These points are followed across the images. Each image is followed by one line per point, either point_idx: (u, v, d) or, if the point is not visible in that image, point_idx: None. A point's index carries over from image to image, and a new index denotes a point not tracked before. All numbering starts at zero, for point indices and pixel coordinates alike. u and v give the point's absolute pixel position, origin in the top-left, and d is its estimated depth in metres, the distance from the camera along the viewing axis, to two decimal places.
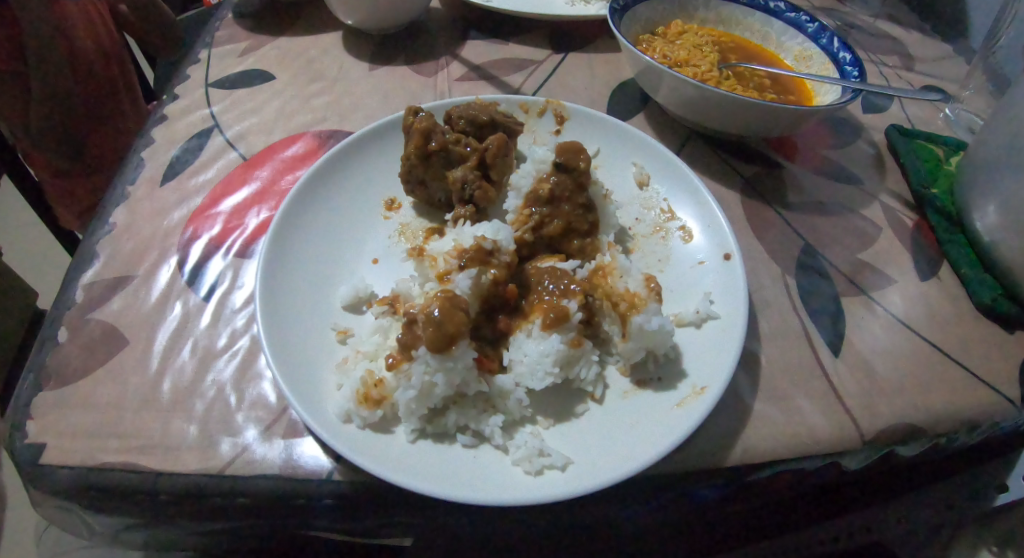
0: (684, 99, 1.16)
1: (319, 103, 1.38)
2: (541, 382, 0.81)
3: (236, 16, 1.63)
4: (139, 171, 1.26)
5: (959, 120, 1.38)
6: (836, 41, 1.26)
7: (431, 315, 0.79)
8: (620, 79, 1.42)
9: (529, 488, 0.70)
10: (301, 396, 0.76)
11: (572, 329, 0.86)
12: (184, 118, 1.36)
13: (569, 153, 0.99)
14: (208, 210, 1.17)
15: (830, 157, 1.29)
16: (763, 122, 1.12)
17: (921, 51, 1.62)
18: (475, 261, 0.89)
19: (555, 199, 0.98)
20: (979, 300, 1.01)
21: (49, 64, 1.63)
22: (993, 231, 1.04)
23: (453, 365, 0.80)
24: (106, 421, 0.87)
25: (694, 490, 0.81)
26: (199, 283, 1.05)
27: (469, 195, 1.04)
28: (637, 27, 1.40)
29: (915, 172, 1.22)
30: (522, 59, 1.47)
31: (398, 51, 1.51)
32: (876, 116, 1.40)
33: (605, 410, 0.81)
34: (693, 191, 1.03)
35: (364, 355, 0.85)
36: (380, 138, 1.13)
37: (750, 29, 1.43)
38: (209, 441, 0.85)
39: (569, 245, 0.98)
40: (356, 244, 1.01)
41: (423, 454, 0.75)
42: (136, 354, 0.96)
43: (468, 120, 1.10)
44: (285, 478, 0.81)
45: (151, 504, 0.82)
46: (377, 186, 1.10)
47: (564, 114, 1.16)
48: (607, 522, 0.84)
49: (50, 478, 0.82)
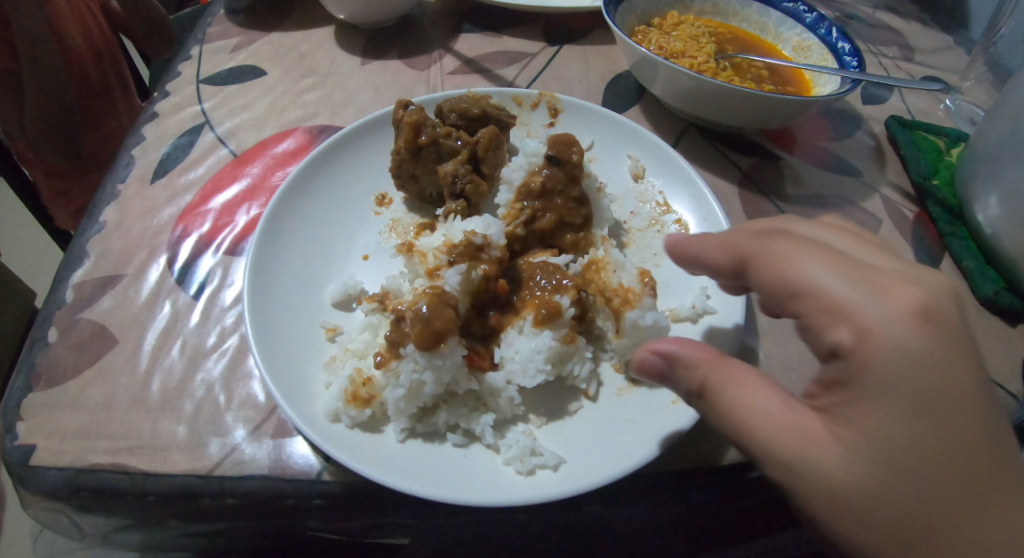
0: (680, 90, 1.14)
1: (311, 99, 1.36)
2: (533, 379, 0.80)
3: (227, 11, 1.61)
4: (129, 169, 1.25)
5: (961, 111, 1.37)
6: (835, 31, 1.24)
7: (419, 312, 0.77)
8: (616, 71, 1.40)
9: (520, 490, 0.68)
10: (289, 396, 0.75)
11: (564, 325, 0.86)
12: (175, 115, 1.35)
13: (562, 146, 0.97)
14: (198, 207, 1.15)
15: (830, 149, 1.27)
16: (760, 114, 1.11)
17: (920, 42, 1.59)
18: (465, 257, 0.87)
19: (547, 192, 0.96)
20: (981, 294, 1.00)
21: (43, 63, 1.61)
22: (995, 223, 1.02)
23: (442, 363, 0.79)
24: (96, 422, 0.86)
25: (690, 490, 0.79)
26: (189, 281, 1.04)
27: (460, 189, 1.03)
28: (632, 19, 1.38)
29: (915, 164, 1.20)
30: (517, 52, 1.45)
31: (390, 45, 1.49)
32: (876, 107, 1.38)
33: (598, 408, 0.79)
34: (689, 183, 1.01)
35: (353, 353, 0.84)
36: (371, 133, 1.11)
37: (747, 20, 1.41)
38: (198, 441, 0.83)
39: (562, 240, 0.97)
40: (346, 241, 1.00)
41: (412, 454, 0.73)
42: (125, 353, 0.94)
43: (459, 113, 1.08)
44: (274, 479, 0.80)
45: (139, 507, 0.80)
46: (368, 181, 1.08)
47: (557, 106, 1.14)
48: (600, 524, 0.82)
49: (37, 480, 0.80)
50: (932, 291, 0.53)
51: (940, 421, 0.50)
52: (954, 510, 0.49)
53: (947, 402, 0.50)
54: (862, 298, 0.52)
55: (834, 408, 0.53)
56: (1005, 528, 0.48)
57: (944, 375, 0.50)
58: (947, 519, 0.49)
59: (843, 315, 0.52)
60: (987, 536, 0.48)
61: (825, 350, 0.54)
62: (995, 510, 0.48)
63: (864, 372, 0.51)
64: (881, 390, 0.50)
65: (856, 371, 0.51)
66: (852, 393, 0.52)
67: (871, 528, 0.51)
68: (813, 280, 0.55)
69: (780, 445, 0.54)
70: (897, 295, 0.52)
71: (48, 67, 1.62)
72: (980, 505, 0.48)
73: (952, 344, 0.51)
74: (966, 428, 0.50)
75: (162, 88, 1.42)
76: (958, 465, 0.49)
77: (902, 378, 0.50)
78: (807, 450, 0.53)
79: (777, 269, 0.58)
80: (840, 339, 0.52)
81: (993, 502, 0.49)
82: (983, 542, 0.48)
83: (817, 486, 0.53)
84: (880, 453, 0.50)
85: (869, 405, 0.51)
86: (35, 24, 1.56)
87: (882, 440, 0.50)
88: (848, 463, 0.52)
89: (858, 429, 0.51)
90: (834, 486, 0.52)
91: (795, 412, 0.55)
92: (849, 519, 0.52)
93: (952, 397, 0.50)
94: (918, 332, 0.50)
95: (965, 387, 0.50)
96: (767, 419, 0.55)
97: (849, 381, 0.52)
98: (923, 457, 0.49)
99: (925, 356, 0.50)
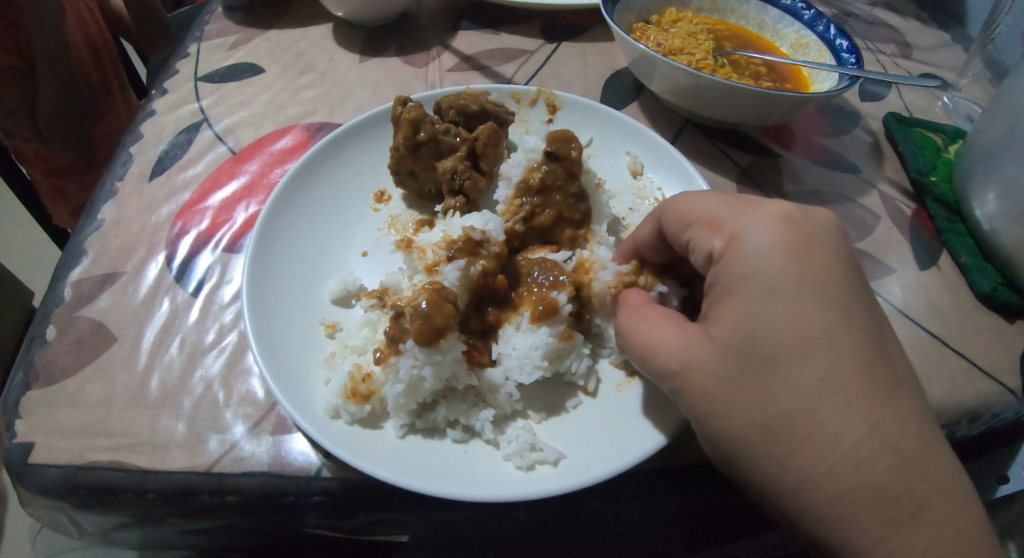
0: (679, 87, 1.14)
1: (309, 96, 1.36)
2: (531, 376, 0.80)
3: (225, 8, 1.61)
4: (128, 167, 1.24)
5: (958, 108, 1.38)
6: (833, 28, 1.24)
7: (418, 307, 0.77)
8: (614, 68, 1.40)
9: (518, 485, 0.68)
10: (289, 392, 0.75)
11: (561, 322, 0.86)
12: (173, 112, 1.34)
13: (560, 142, 0.96)
14: (197, 204, 1.15)
15: (828, 146, 1.27)
16: (759, 110, 1.10)
17: (918, 39, 1.59)
18: (464, 252, 0.87)
19: (546, 188, 0.96)
20: (979, 290, 1.00)
21: (54, 64, 1.65)
22: (992, 219, 1.03)
23: (442, 358, 0.79)
24: (95, 419, 0.86)
25: (690, 486, 0.79)
26: (187, 278, 1.04)
27: (459, 185, 1.02)
28: (630, 15, 1.38)
29: (912, 160, 1.20)
30: (515, 49, 1.45)
31: (389, 42, 1.49)
32: (874, 104, 1.38)
33: (597, 403, 0.79)
34: (687, 179, 1.00)
35: (353, 349, 0.84)
36: (370, 130, 1.11)
37: (745, 17, 1.41)
38: (197, 438, 0.83)
39: (559, 235, 0.97)
40: (345, 237, 0.99)
41: (411, 449, 0.73)
42: (124, 351, 0.94)
43: (458, 109, 1.08)
44: (274, 476, 0.80)
45: (139, 504, 0.80)
46: (367, 176, 1.08)
47: (555, 103, 1.14)
48: (598, 520, 0.82)
49: (36, 478, 0.80)
50: (802, 209, 0.67)
51: (798, 311, 0.61)
52: (803, 389, 0.59)
53: (803, 295, 0.62)
54: (734, 214, 0.67)
55: (713, 314, 0.66)
56: (847, 402, 0.58)
57: (801, 271, 0.63)
58: (798, 396, 0.59)
59: (721, 229, 0.68)
60: (831, 409, 0.58)
61: (709, 260, 0.70)
62: (842, 386, 0.59)
63: (734, 273, 0.65)
64: (745, 285, 0.64)
65: (725, 274, 0.66)
66: (724, 294, 0.66)
67: (740, 411, 0.62)
68: (700, 210, 0.71)
69: (671, 354, 0.67)
70: (763, 210, 0.67)
71: (59, 66, 1.65)
72: (827, 383, 0.59)
73: (809, 246, 0.64)
74: (817, 318, 0.61)
75: (160, 85, 1.41)
76: (812, 349, 0.60)
77: (764, 274, 0.63)
78: (691, 353, 0.65)
79: (680, 210, 0.74)
80: (716, 247, 0.68)
81: (840, 380, 0.59)
82: (825, 413, 0.58)
83: (694, 384, 0.65)
84: (744, 343, 0.62)
85: (735, 300, 0.64)
86: (47, 20, 1.60)
87: (746, 329, 0.62)
88: (719, 357, 0.63)
89: (727, 324, 0.64)
90: (708, 383, 0.64)
91: (687, 329, 0.67)
92: (723, 408, 0.63)
93: (809, 289, 0.62)
94: (778, 236, 0.64)
95: (818, 282, 0.62)
96: (666, 338, 0.68)
97: (720, 284, 0.67)
98: (778, 341, 0.61)
99: (786, 250, 0.64)
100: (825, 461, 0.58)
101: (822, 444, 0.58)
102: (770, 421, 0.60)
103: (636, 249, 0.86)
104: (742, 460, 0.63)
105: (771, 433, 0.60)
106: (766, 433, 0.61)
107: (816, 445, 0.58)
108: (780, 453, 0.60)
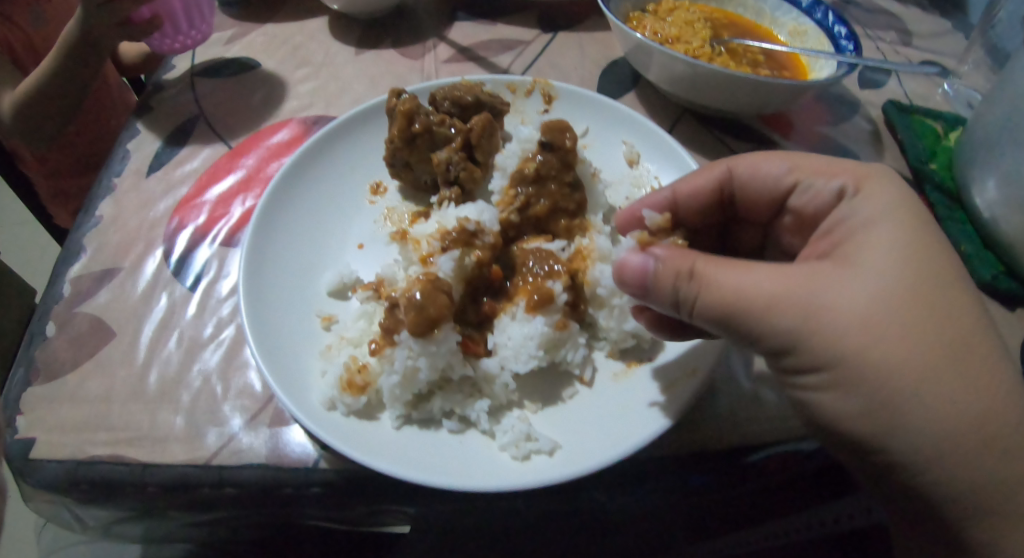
0: (676, 76, 1.13)
1: (305, 90, 1.36)
2: (526, 365, 0.80)
3: (221, 3, 1.60)
4: (125, 163, 1.24)
5: (959, 96, 1.37)
6: (831, 14, 1.23)
7: (413, 299, 0.77)
8: (611, 58, 1.39)
9: (514, 475, 0.68)
10: (284, 384, 0.75)
11: (556, 311, 0.86)
12: (170, 108, 1.34)
13: (555, 132, 0.95)
14: (194, 199, 1.15)
15: (826, 134, 1.26)
16: (756, 99, 1.10)
17: (918, 26, 1.58)
18: (459, 243, 0.87)
19: (541, 177, 0.95)
20: (980, 278, 1.00)
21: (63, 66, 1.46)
22: (993, 207, 1.03)
23: (437, 349, 0.78)
24: (96, 414, 0.86)
25: (690, 475, 0.78)
26: (185, 273, 1.04)
27: (454, 176, 1.02)
28: (627, 4, 1.37)
29: (912, 147, 1.19)
30: (511, 40, 1.44)
31: (385, 34, 1.48)
32: (874, 91, 1.37)
33: (594, 393, 0.79)
34: (684, 168, 0.99)
35: (348, 342, 0.84)
36: (365, 123, 1.10)
37: (744, 5, 1.39)
38: (195, 432, 0.84)
39: (555, 226, 0.96)
40: (341, 230, 0.99)
41: (407, 442, 0.73)
42: (123, 347, 0.95)
43: (453, 101, 1.06)
44: (271, 467, 0.80)
45: (139, 498, 0.80)
46: (364, 170, 1.07)
47: (552, 93, 1.13)
48: (593, 509, 0.82)
49: (37, 474, 0.80)
50: None
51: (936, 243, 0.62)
52: (964, 313, 0.59)
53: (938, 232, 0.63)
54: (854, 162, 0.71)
55: (845, 247, 0.63)
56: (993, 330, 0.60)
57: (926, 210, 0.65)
58: (961, 323, 0.58)
59: (845, 171, 0.70)
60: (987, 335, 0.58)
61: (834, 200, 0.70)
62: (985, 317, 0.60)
63: (869, 207, 0.65)
64: (884, 218, 0.63)
65: (856, 211, 0.66)
66: (863, 227, 0.64)
67: (907, 337, 0.56)
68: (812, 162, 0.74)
69: (811, 286, 0.60)
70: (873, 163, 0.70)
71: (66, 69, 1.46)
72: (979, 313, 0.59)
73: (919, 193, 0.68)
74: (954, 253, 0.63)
75: (154, 82, 1.40)
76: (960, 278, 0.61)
77: (898, 210, 0.64)
78: (838, 280, 0.59)
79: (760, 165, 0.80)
80: (847, 184, 0.69)
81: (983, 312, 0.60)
82: (983, 339, 0.58)
83: (851, 312, 0.58)
84: (906, 266, 0.59)
85: (875, 231, 0.63)
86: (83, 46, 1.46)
87: (903, 255, 0.60)
88: (877, 281, 0.59)
89: (875, 251, 0.61)
90: (863, 311, 0.57)
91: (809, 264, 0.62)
92: (870, 355, 0.57)
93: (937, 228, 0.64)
94: (899, 182, 0.68)
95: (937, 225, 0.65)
96: (802, 273, 0.61)
97: (845, 223, 0.66)
98: (932, 267, 0.60)
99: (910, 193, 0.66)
100: (991, 386, 0.56)
101: (988, 369, 0.57)
102: (942, 345, 0.56)
103: (673, 199, 0.87)
104: (910, 396, 0.56)
105: (947, 363, 0.56)
106: (942, 358, 0.56)
107: (981, 372, 0.56)
108: (954, 382, 0.56)
